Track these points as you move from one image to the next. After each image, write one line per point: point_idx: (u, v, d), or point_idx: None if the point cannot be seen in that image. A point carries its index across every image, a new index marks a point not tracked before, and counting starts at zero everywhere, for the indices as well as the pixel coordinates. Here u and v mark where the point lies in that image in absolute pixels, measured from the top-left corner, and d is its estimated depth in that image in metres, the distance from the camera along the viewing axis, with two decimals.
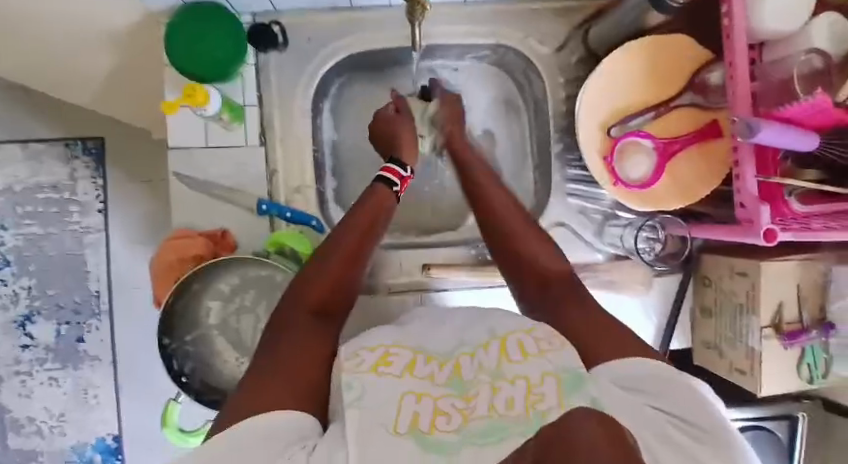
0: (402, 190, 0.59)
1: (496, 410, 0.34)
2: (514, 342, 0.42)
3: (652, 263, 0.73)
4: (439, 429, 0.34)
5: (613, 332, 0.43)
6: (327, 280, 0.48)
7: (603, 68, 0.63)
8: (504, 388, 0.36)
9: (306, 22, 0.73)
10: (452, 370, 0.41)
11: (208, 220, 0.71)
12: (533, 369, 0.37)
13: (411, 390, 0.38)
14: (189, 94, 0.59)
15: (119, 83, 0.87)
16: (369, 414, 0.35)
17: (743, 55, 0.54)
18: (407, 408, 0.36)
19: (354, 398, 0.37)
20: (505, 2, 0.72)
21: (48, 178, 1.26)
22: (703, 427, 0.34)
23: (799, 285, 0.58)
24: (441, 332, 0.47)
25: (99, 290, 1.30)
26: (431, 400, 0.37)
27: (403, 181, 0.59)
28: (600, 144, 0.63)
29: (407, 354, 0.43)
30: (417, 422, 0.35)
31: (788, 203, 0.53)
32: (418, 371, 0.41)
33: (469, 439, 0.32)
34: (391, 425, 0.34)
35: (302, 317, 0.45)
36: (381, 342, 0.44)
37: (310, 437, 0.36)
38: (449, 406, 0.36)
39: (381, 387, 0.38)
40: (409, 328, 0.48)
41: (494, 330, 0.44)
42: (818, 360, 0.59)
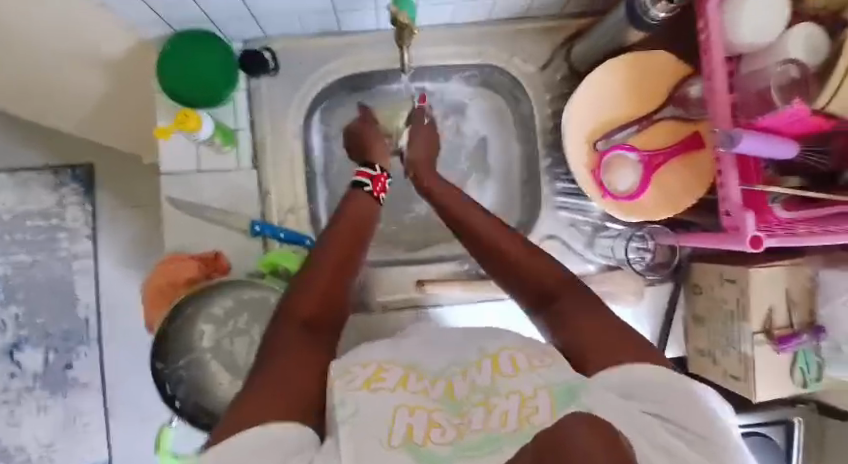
0: (377, 190, 0.61)
1: (490, 425, 0.35)
2: (507, 359, 0.42)
3: (643, 273, 0.73)
4: (433, 441, 0.34)
5: (612, 340, 0.42)
6: (313, 290, 0.48)
7: (586, 85, 0.64)
8: (499, 404, 0.37)
9: (296, 47, 0.74)
10: (445, 388, 0.41)
11: (201, 243, 0.71)
12: (526, 383, 0.38)
13: (404, 404, 0.38)
14: (180, 121, 0.60)
15: (108, 108, 0.87)
16: (361, 430, 0.35)
17: (721, 68, 0.56)
18: (400, 421, 0.36)
19: (348, 414, 0.37)
20: (489, 24, 0.75)
21: (36, 205, 1.25)
22: (694, 427, 0.34)
23: (787, 289, 0.59)
24: (436, 350, 0.47)
25: (88, 317, 1.28)
26: (425, 414, 0.38)
27: (376, 181, 0.60)
28: (587, 158, 0.65)
29: (399, 370, 0.43)
30: (411, 434, 0.35)
31: (773, 211, 0.55)
32: (411, 385, 0.41)
33: (460, 450, 0.33)
34: (385, 437, 0.35)
35: (293, 330, 0.45)
36: (377, 357, 0.44)
37: (305, 450, 0.35)
38: (444, 421, 0.37)
39: (373, 402, 0.38)
40: (402, 344, 0.48)
41: (485, 348, 0.44)
42: (810, 365, 0.60)
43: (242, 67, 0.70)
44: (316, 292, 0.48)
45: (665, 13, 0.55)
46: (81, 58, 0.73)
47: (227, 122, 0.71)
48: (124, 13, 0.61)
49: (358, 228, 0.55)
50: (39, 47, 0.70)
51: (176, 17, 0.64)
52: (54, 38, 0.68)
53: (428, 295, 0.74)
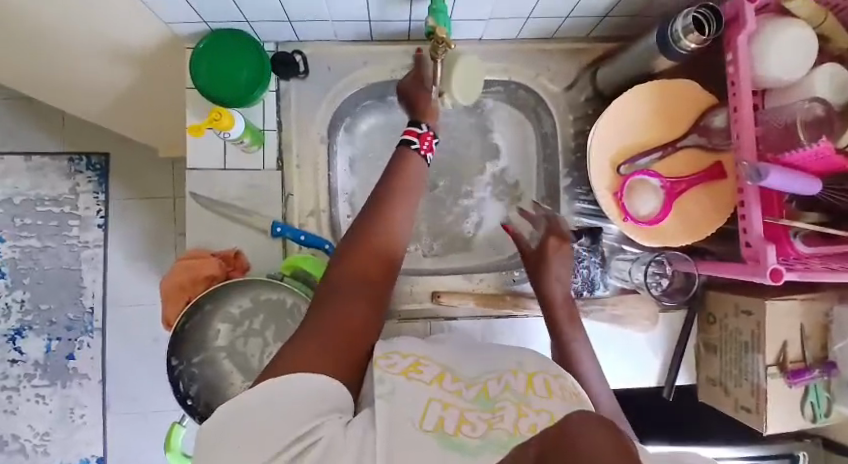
0: (424, 148, 0.59)
1: (520, 431, 0.33)
2: (542, 381, 0.41)
3: (659, 297, 0.73)
4: (464, 433, 0.33)
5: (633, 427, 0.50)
6: (374, 244, 0.50)
7: (612, 109, 0.65)
8: (529, 414, 0.36)
9: (327, 53, 0.75)
10: (479, 391, 0.41)
11: (220, 240, 0.72)
12: (557, 408, 0.37)
13: (439, 398, 0.38)
14: (213, 118, 0.60)
15: (134, 101, 0.88)
16: (397, 408, 0.35)
17: (748, 102, 0.57)
18: (432, 412, 0.36)
19: (385, 390, 0.37)
20: (518, 43, 0.76)
21: (50, 191, 1.26)
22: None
23: (802, 323, 0.60)
24: (471, 360, 0.47)
25: (93, 306, 1.28)
26: (457, 410, 0.37)
27: (423, 139, 0.59)
28: (610, 180, 0.65)
29: (435, 367, 0.43)
30: (443, 423, 0.35)
31: (794, 244, 0.55)
32: (446, 385, 0.41)
33: (491, 443, 0.31)
34: (418, 421, 0.34)
35: (350, 280, 0.47)
36: (414, 351, 0.45)
37: (344, 410, 0.37)
38: (475, 418, 0.36)
39: (410, 388, 0.38)
40: (436, 347, 0.49)
41: (523, 364, 0.44)
42: (820, 400, 0.61)
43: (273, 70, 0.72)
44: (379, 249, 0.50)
45: (696, 45, 0.56)
46: (111, 55, 0.73)
47: (255, 124, 0.72)
48: (161, 10, 0.62)
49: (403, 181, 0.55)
50: (73, 44, 0.71)
51: (213, 17, 0.65)
52: (89, 37, 0.69)
53: (442, 307, 0.74)
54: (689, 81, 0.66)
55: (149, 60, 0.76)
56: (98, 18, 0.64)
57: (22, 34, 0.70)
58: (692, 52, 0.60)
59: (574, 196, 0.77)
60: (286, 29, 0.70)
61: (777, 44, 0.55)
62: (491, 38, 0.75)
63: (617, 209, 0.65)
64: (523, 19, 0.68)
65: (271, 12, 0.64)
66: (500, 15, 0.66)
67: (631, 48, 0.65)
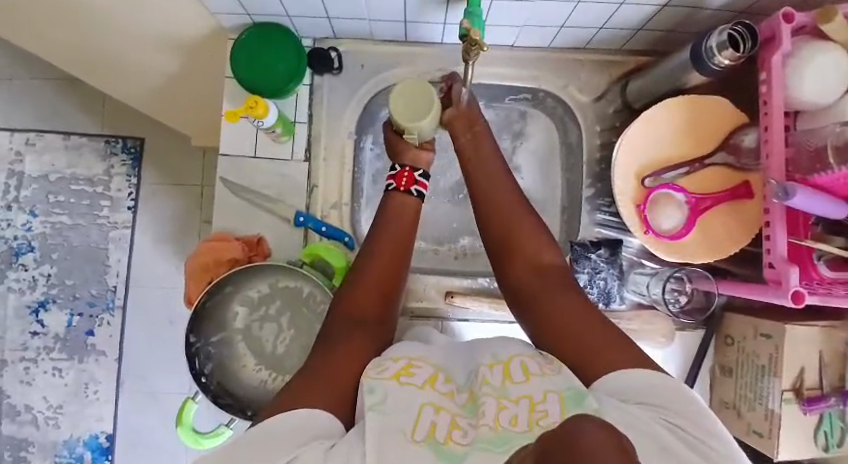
0: (400, 185, 0.61)
1: (501, 425, 0.36)
2: (518, 365, 0.42)
3: (677, 315, 0.72)
4: (455, 441, 0.36)
5: (613, 345, 0.42)
6: (376, 282, 0.55)
7: (641, 121, 0.65)
8: (509, 406, 0.38)
9: (361, 52, 0.77)
10: (468, 398, 0.42)
11: (244, 226, 0.73)
12: (536, 389, 0.39)
13: (430, 402, 0.40)
14: (250, 106, 0.63)
15: (172, 87, 0.91)
16: (389, 418, 0.37)
17: (780, 122, 0.56)
18: (425, 418, 0.38)
19: (374, 402, 0.38)
20: (549, 52, 0.77)
21: (84, 171, 1.31)
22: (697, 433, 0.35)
23: (822, 351, 0.58)
24: (456, 361, 0.49)
25: (115, 285, 1.32)
26: (449, 415, 0.39)
27: (397, 178, 0.61)
28: (634, 192, 0.65)
29: (429, 369, 0.44)
30: (434, 431, 0.37)
31: (817, 268, 0.54)
32: (439, 386, 0.42)
33: (480, 447, 0.34)
34: (410, 430, 0.37)
35: (352, 319, 0.51)
36: (406, 354, 0.46)
37: (330, 436, 0.37)
38: (465, 424, 0.39)
39: (403, 393, 0.40)
40: (429, 348, 0.50)
41: (496, 354, 0.45)
42: (834, 430, 0.59)
43: (309, 65, 0.74)
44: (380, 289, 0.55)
45: (730, 61, 0.56)
46: (156, 41, 0.76)
47: (288, 115, 0.75)
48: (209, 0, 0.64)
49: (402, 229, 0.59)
50: (121, 30, 0.74)
51: (256, 10, 0.67)
52: (137, 25, 0.72)
53: (455, 308, 0.75)
54: (721, 99, 0.65)
55: (191, 50, 0.79)
56: (147, 6, 0.67)
57: (75, 19, 0.74)
58: (726, 70, 0.60)
59: (595, 207, 0.77)
60: (325, 26, 0.72)
61: (812, 66, 0.55)
62: (524, 46, 0.76)
63: (639, 222, 0.65)
64: (557, 28, 0.69)
65: (312, 9, 0.66)
66: (534, 23, 0.67)
67: (663, 62, 0.65)
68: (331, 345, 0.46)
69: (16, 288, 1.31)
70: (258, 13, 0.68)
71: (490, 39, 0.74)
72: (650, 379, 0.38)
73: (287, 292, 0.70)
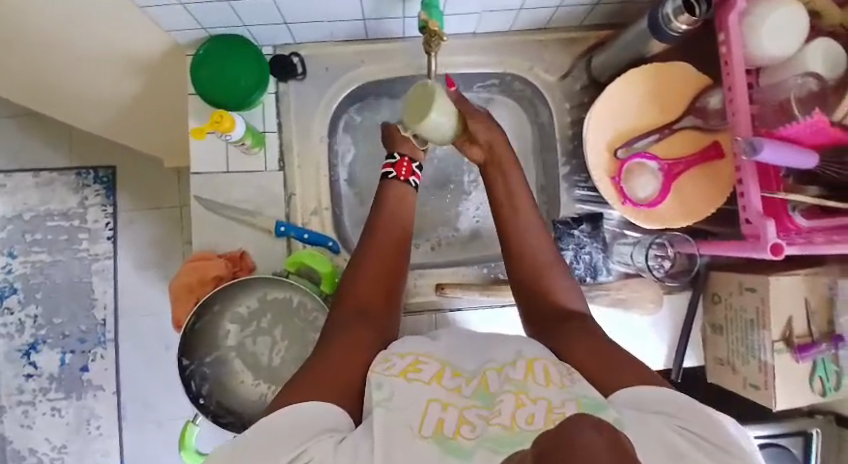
0: (401, 174, 0.66)
1: (518, 424, 0.34)
2: (541, 368, 0.41)
3: (663, 279, 0.73)
4: (463, 435, 0.35)
5: (626, 365, 0.42)
6: (372, 281, 0.55)
7: (608, 93, 0.66)
8: (527, 404, 0.36)
9: (323, 55, 0.76)
10: (478, 385, 0.42)
11: (226, 242, 0.73)
12: (555, 395, 0.37)
13: (437, 398, 0.39)
14: (215, 121, 0.62)
15: (139, 110, 0.89)
16: (394, 414, 0.37)
17: (742, 80, 0.57)
18: (432, 414, 0.38)
19: (382, 397, 0.39)
20: (511, 35, 0.77)
21: (58, 206, 1.29)
22: (722, 449, 0.32)
23: (807, 299, 0.60)
24: (466, 353, 0.48)
25: (104, 317, 1.30)
26: (457, 410, 0.38)
27: (396, 166, 0.66)
28: (607, 164, 0.66)
29: (436, 364, 0.44)
30: (442, 427, 0.36)
31: (793, 219, 0.56)
32: (446, 381, 0.42)
33: (489, 442, 0.33)
34: (418, 427, 0.36)
35: (352, 312, 0.51)
36: (412, 351, 0.46)
37: (338, 429, 0.37)
38: (475, 417, 0.38)
39: (410, 390, 0.40)
40: (438, 342, 0.50)
41: (522, 352, 0.44)
42: (829, 373, 0.61)
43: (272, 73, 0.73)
44: (376, 286, 0.55)
45: (688, 25, 0.57)
46: (116, 64, 0.74)
47: (256, 126, 0.74)
48: (163, 18, 0.63)
49: (397, 227, 0.61)
50: (80, 58, 0.73)
51: (210, 23, 0.66)
52: (98, 50, 0.71)
53: (448, 299, 0.75)
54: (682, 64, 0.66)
55: (154, 69, 0.77)
56: (107, 28, 0.66)
57: (32, 51, 0.72)
58: (685, 35, 0.60)
59: (572, 182, 0.77)
60: (283, 32, 0.71)
61: (767, 21, 0.56)
62: (485, 32, 0.76)
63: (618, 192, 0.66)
64: (515, 10, 0.69)
65: (268, 16, 0.65)
66: (493, 8, 0.67)
67: (623, 33, 0.66)
68: (331, 339, 0.47)
69: (3, 333, 1.29)
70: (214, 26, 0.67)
71: (451, 28, 0.74)
72: (664, 393, 0.37)
73: (277, 303, 0.70)
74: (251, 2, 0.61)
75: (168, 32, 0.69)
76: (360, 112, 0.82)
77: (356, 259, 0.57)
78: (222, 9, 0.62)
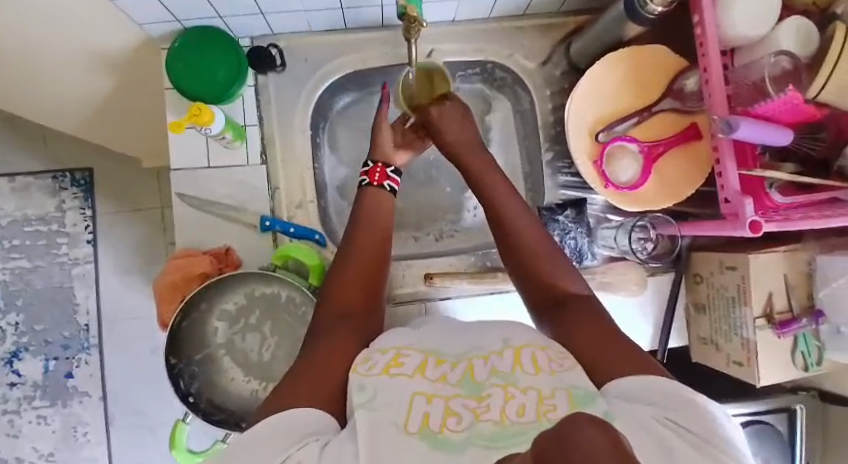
0: (373, 180, 0.64)
1: (508, 417, 0.36)
2: (528, 356, 0.42)
3: (646, 261, 0.74)
4: (449, 429, 0.36)
5: (628, 353, 0.41)
6: (355, 279, 0.54)
7: (587, 78, 0.66)
8: (516, 395, 0.38)
9: (303, 46, 0.76)
10: (464, 371, 0.42)
11: (209, 239, 0.72)
12: (545, 382, 0.39)
13: (421, 391, 0.40)
14: (193, 113, 0.61)
15: (114, 107, 0.87)
16: (379, 414, 0.37)
17: (717, 60, 0.58)
18: (417, 408, 0.38)
19: (364, 399, 0.38)
20: (490, 23, 0.77)
21: (35, 210, 1.26)
22: (708, 438, 0.32)
23: (787, 275, 0.61)
24: (454, 338, 0.48)
25: (87, 323, 1.27)
26: (442, 401, 0.39)
27: (370, 173, 0.64)
28: (589, 149, 0.66)
29: (418, 355, 0.44)
30: (427, 421, 0.37)
31: (770, 196, 0.57)
32: (430, 372, 0.42)
33: (477, 439, 0.35)
34: (403, 423, 0.37)
35: (334, 315, 0.50)
36: (395, 344, 0.46)
37: (324, 433, 0.37)
38: (461, 407, 0.38)
39: (393, 386, 0.40)
40: (422, 331, 0.50)
41: (508, 340, 0.45)
42: (810, 348, 0.62)
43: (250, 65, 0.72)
44: (360, 286, 0.54)
45: (663, 8, 0.57)
46: (89, 61, 0.72)
47: (237, 119, 0.73)
48: (136, 12, 0.62)
49: (381, 221, 0.60)
50: (50, 57, 0.71)
51: (186, 15, 0.65)
52: (68, 48, 0.69)
53: (436, 289, 0.75)
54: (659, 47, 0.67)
55: (129, 64, 0.75)
56: (77, 26, 0.64)
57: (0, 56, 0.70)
58: (661, 18, 0.61)
59: (555, 168, 0.77)
60: (261, 24, 0.70)
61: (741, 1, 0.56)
62: (465, 20, 0.76)
63: (599, 178, 0.66)
64: None
65: (244, 7, 0.64)
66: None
67: (601, 18, 0.66)
68: (316, 345, 0.46)
69: None
70: (189, 19, 0.66)
71: (430, 17, 0.73)
72: (661, 381, 0.37)
73: (264, 298, 0.69)
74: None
75: (141, 26, 0.67)
76: (342, 105, 0.82)
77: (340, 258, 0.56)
78: (196, 1, 0.61)
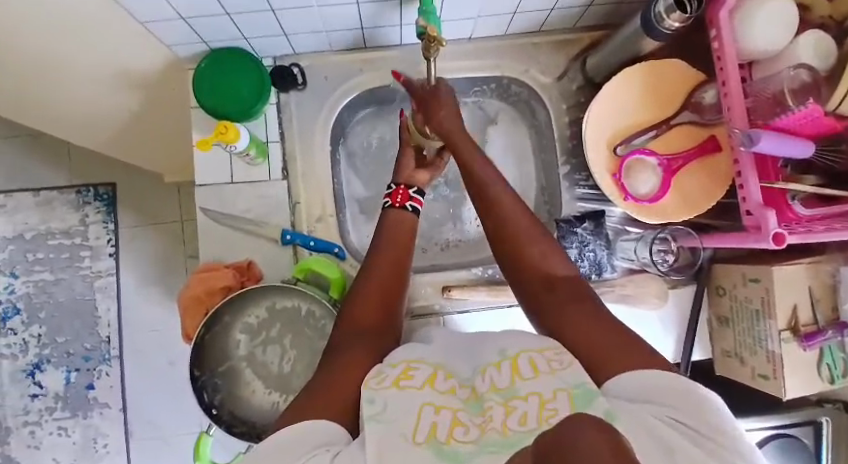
0: (395, 200, 0.65)
1: (510, 427, 0.36)
2: (526, 362, 0.42)
3: (668, 273, 0.74)
4: (457, 439, 0.36)
5: (625, 345, 0.41)
6: (381, 290, 0.55)
7: (604, 92, 0.67)
8: (519, 404, 0.38)
9: (323, 64, 0.77)
10: (471, 390, 0.43)
11: (232, 253, 0.73)
12: (546, 385, 0.39)
13: (431, 401, 0.40)
14: (220, 132, 0.63)
15: (138, 124, 0.90)
16: (389, 427, 0.37)
17: (736, 74, 0.58)
18: (426, 417, 0.38)
19: (375, 411, 0.39)
20: (506, 39, 0.78)
21: (59, 224, 1.29)
22: (710, 434, 0.32)
23: (811, 287, 0.61)
24: (462, 354, 0.49)
25: (108, 335, 1.29)
26: (450, 412, 0.39)
27: (393, 194, 0.65)
28: (608, 163, 0.67)
29: (428, 368, 0.45)
30: (434, 432, 0.37)
31: (793, 208, 0.57)
32: (439, 384, 0.43)
33: (486, 446, 0.35)
34: (411, 434, 0.37)
35: (355, 330, 0.51)
36: (405, 358, 0.46)
37: (335, 443, 0.37)
38: (467, 420, 0.39)
39: (402, 398, 0.40)
40: (430, 347, 0.50)
41: (504, 351, 0.45)
42: (836, 361, 0.61)
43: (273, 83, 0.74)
44: (379, 298, 0.55)
45: (679, 24, 0.58)
46: (116, 82, 0.75)
47: (260, 136, 0.75)
48: (165, 33, 0.65)
49: (400, 232, 0.61)
50: (78, 78, 0.73)
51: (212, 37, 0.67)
52: (96, 70, 0.72)
53: (455, 301, 0.76)
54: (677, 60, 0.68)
55: (153, 84, 0.78)
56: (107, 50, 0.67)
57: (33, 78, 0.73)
58: (677, 32, 0.62)
59: (574, 180, 0.77)
60: (283, 43, 0.72)
61: (757, 16, 0.57)
62: (481, 37, 0.77)
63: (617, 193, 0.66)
64: (509, 14, 0.70)
65: (268, 28, 0.66)
66: (486, 12, 0.68)
67: (618, 33, 0.67)
68: (334, 358, 0.47)
69: (7, 354, 1.28)
70: (215, 40, 0.68)
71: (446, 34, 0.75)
72: (660, 376, 0.37)
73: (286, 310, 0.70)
74: (249, 15, 0.62)
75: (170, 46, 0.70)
76: (361, 121, 0.84)
77: (367, 269, 0.57)
78: (222, 23, 0.63)
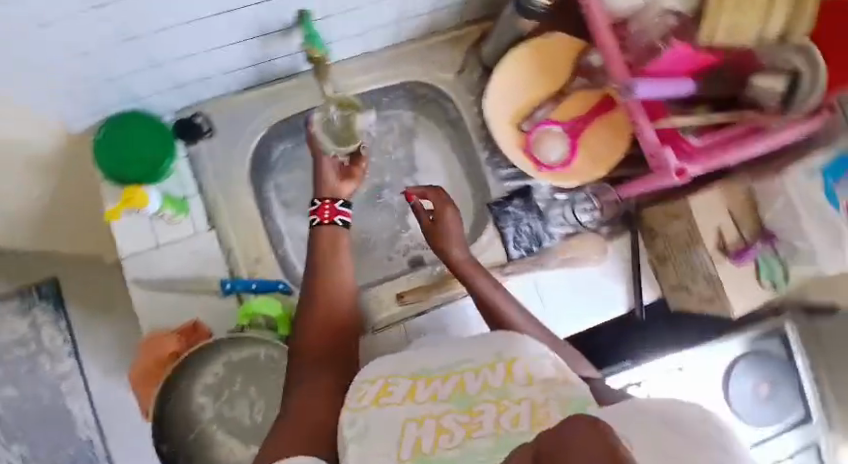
0: (322, 219, 0.62)
1: (503, 428, 0.35)
2: (522, 368, 0.43)
3: (598, 227, 0.78)
4: (441, 447, 0.35)
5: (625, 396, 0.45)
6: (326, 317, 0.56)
7: (497, 77, 0.71)
8: (510, 406, 0.37)
9: (230, 110, 0.78)
10: (455, 386, 0.42)
11: (181, 317, 0.72)
12: (537, 391, 0.39)
13: (413, 416, 0.40)
14: (127, 200, 0.66)
15: (62, 213, 0.87)
16: (370, 448, 0.38)
17: (605, 30, 0.60)
18: (409, 433, 0.38)
19: (357, 434, 0.40)
20: (401, 47, 0.80)
21: (8, 337, 1.23)
22: None
23: (729, 208, 0.64)
24: (442, 353, 0.50)
25: (87, 436, 1.23)
26: (434, 421, 0.38)
27: (320, 211, 0.62)
28: (517, 140, 0.72)
29: (407, 381, 0.45)
30: (420, 445, 0.36)
31: (686, 140, 0.60)
32: (419, 394, 0.43)
33: (472, 454, 0.33)
34: (396, 452, 0.36)
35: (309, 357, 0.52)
36: (381, 374, 0.48)
37: None
38: (453, 424, 0.37)
39: (382, 415, 0.41)
40: (408, 356, 0.50)
41: (500, 354, 0.46)
42: (774, 269, 0.65)
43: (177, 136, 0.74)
44: (327, 324, 0.55)
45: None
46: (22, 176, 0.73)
47: (175, 193, 0.73)
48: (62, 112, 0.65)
49: (329, 247, 0.60)
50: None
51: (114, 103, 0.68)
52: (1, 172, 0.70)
53: (413, 306, 0.77)
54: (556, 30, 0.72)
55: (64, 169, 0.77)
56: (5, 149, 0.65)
57: None
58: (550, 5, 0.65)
59: (494, 162, 0.79)
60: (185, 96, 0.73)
61: None
62: (377, 50, 0.79)
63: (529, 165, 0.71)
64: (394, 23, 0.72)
65: (162, 83, 0.66)
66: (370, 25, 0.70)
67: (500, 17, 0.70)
68: (295, 398, 0.48)
69: None
70: (113, 106, 0.69)
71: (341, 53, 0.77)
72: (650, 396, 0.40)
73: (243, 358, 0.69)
74: (135, 74, 0.62)
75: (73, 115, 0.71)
76: (282, 155, 0.84)
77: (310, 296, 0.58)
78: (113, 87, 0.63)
